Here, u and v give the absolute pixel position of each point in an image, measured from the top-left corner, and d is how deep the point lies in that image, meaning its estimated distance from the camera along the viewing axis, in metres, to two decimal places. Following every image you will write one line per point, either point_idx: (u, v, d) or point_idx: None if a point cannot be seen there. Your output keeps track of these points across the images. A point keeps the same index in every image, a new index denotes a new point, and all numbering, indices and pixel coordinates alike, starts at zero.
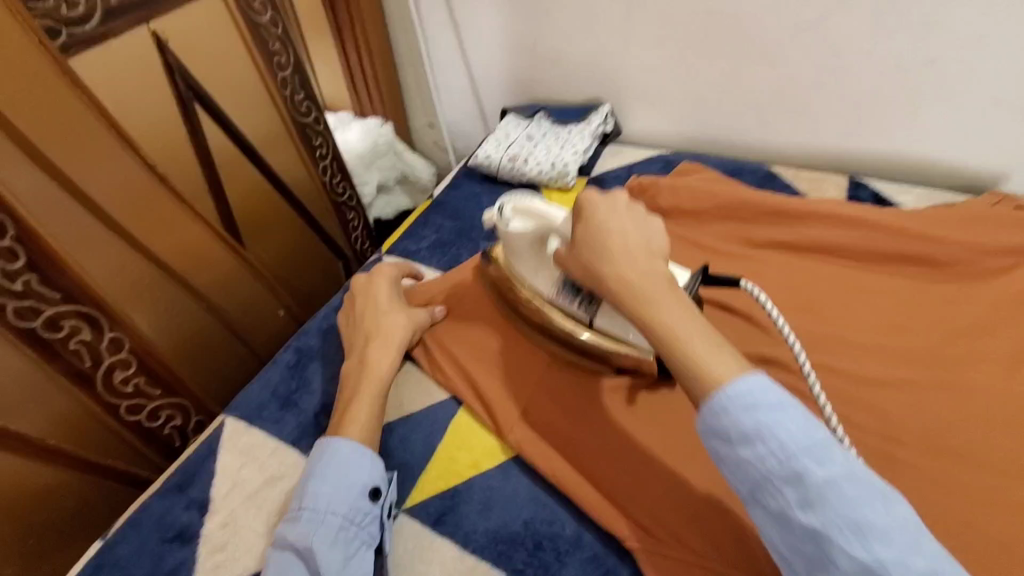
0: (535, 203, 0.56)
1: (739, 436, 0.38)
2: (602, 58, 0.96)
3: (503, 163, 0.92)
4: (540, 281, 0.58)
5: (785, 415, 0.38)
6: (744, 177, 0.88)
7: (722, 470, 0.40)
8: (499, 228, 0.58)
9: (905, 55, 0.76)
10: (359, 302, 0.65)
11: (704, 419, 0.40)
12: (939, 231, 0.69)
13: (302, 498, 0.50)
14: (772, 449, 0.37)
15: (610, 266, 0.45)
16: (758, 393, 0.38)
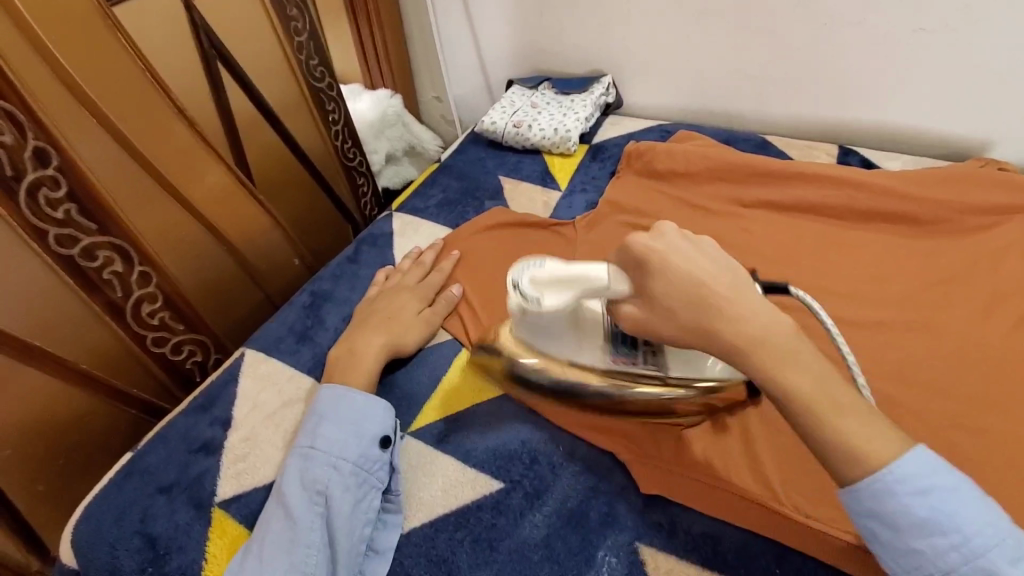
0: (563, 268, 0.49)
1: (913, 525, 0.39)
2: (606, 30, 0.99)
3: (507, 129, 0.96)
4: (585, 355, 0.53)
5: (963, 503, 0.39)
6: (739, 145, 0.92)
7: (887, 557, 0.40)
8: (531, 308, 0.50)
9: (895, 28, 0.79)
10: (380, 302, 0.66)
11: (860, 502, 0.40)
12: (921, 191, 0.73)
13: (312, 439, 0.52)
14: (953, 540, 0.39)
15: (729, 329, 0.39)
16: (935, 479, 0.39)
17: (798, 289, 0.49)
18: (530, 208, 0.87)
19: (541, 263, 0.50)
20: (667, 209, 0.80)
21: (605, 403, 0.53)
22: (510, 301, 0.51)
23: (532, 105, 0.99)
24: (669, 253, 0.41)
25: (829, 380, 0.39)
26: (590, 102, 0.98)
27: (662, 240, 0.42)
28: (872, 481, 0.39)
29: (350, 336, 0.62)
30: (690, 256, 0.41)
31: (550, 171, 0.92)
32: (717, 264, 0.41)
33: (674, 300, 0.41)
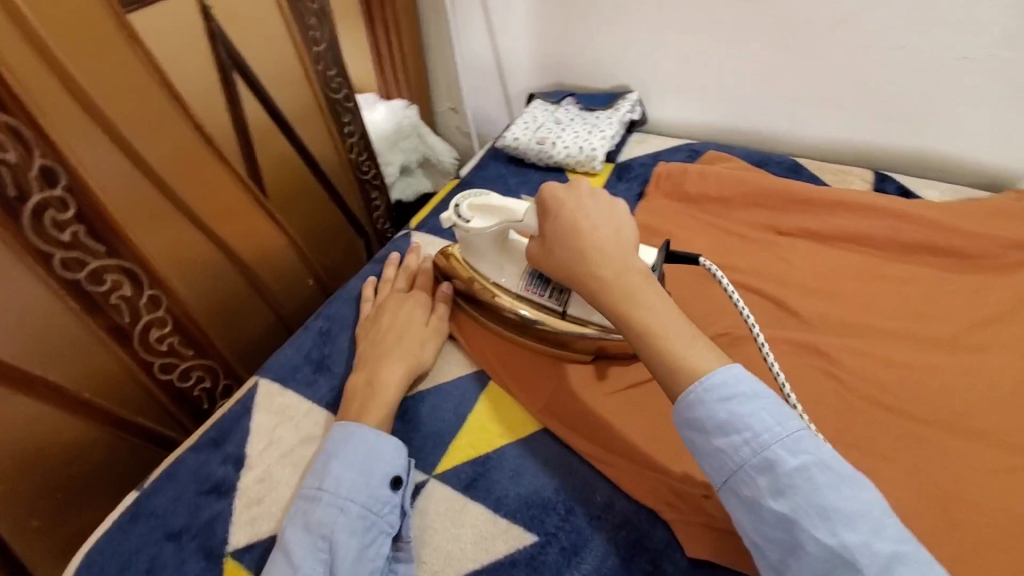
0: (491, 200, 0.61)
1: (715, 425, 0.41)
2: (631, 46, 0.96)
3: (530, 145, 0.92)
4: (505, 277, 0.63)
5: (759, 405, 0.41)
6: (770, 167, 0.89)
7: (701, 461, 0.43)
8: (460, 227, 0.62)
9: (936, 54, 0.76)
10: (386, 319, 0.63)
11: (677, 410, 0.43)
12: (966, 224, 0.70)
13: (321, 479, 0.49)
14: (746, 436, 0.41)
15: (588, 267, 0.49)
16: (731, 383, 0.42)
17: (705, 259, 0.56)
18: None
19: (483, 195, 0.62)
20: (700, 235, 0.77)
21: (515, 325, 0.61)
22: (445, 218, 0.62)
23: (555, 120, 0.96)
24: (567, 199, 0.52)
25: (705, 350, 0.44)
26: (616, 119, 0.95)
27: (568, 189, 0.53)
28: (681, 391, 0.43)
29: (368, 359, 0.59)
30: (584, 206, 0.52)
31: None
32: (608, 216, 0.51)
33: (555, 237, 0.52)
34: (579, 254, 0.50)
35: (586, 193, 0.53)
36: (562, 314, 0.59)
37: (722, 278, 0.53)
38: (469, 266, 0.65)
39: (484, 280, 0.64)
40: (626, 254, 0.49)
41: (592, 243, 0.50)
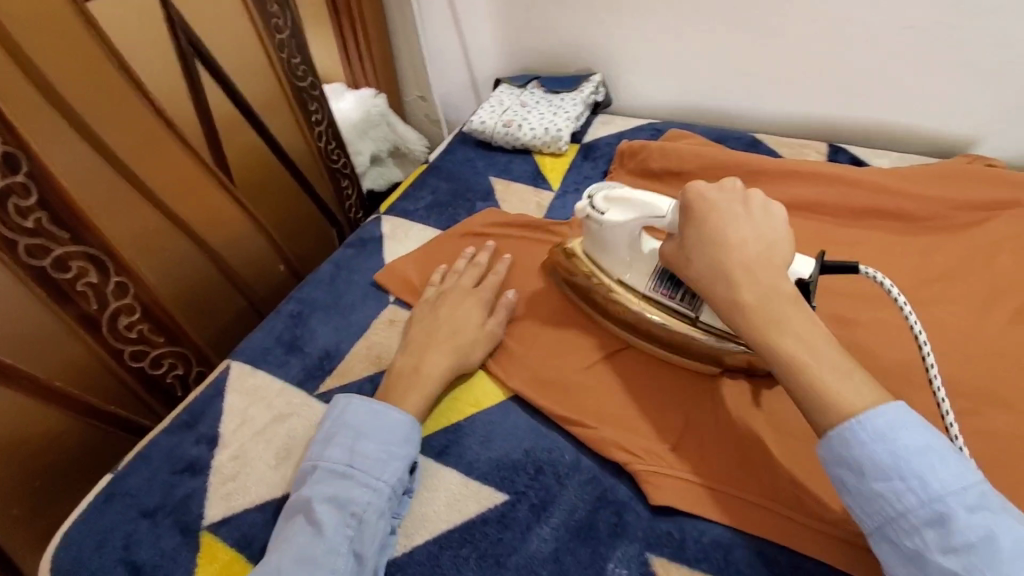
0: (632, 194, 0.57)
1: (874, 468, 0.40)
2: (592, 29, 0.98)
3: (497, 129, 0.94)
4: (633, 277, 0.58)
5: (930, 456, 0.39)
6: (729, 143, 0.92)
7: (851, 501, 0.41)
8: (595, 219, 0.58)
9: (881, 28, 0.79)
10: (443, 312, 0.61)
11: (829, 446, 0.41)
12: (911, 188, 0.73)
13: (351, 458, 0.50)
14: (912, 485, 0.39)
15: (730, 281, 0.45)
16: (897, 427, 0.40)
17: (868, 266, 0.49)
18: (522, 209, 0.84)
19: (618, 187, 0.59)
20: None
21: (645, 332, 0.57)
22: (580, 209, 0.59)
23: (520, 104, 0.98)
24: (717, 204, 0.48)
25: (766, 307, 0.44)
26: (580, 100, 0.97)
27: (717, 194, 0.49)
28: (833, 426, 0.41)
29: (412, 346, 0.58)
30: (734, 213, 0.48)
31: (541, 171, 0.90)
32: (767, 227, 0.47)
33: (696, 244, 0.48)
34: (722, 266, 0.46)
35: (745, 201, 0.48)
36: (694, 321, 0.54)
37: (885, 282, 0.47)
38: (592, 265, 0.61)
39: (607, 278, 0.60)
40: (781, 274, 0.45)
41: (740, 261, 0.45)
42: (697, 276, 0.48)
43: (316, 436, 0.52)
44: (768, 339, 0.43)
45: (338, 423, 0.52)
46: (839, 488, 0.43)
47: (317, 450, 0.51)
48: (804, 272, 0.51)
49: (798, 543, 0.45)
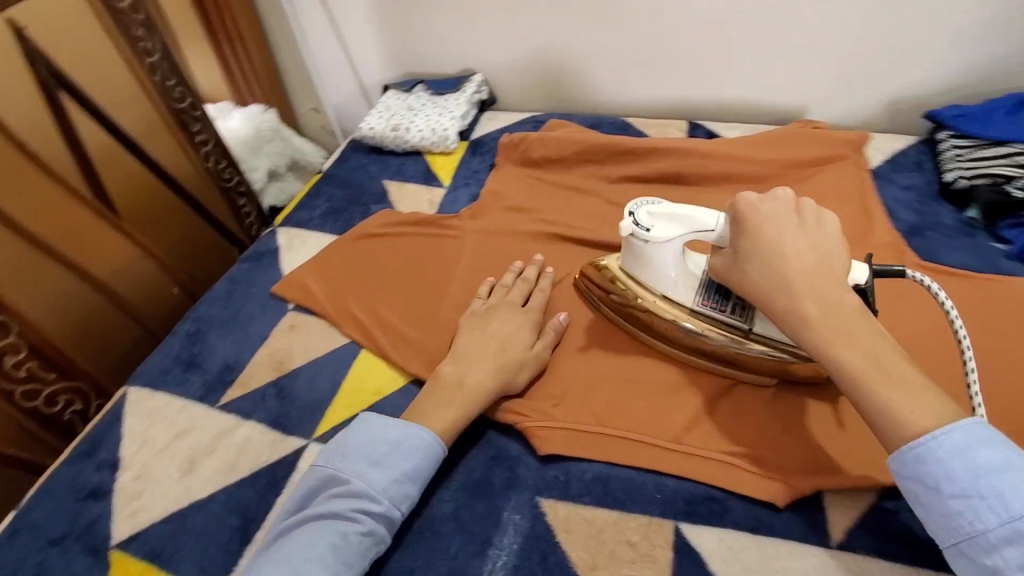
0: (679, 210, 0.56)
1: (952, 487, 0.40)
2: (468, 31, 1.03)
3: (386, 133, 0.97)
4: (680, 292, 0.58)
5: (1013, 477, 0.39)
6: (603, 128, 1.00)
7: (926, 517, 0.42)
8: (638, 236, 0.57)
9: (715, 14, 0.89)
10: (476, 332, 0.60)
11: (903, 464, 0.42)
12: (752, 153, 0.83)
13: (396, 494, 0.50)
14: (993, 505, 0.39)
15: (787, 291, 0.47)
16: (974, 446, 0.40)
17: (914, 272, 0.52)
18: (416, 207, 0.88)
19: (657, 202, 0.59)
20: (542, 194, 0.86)
21: (698, 346, 0.57)
22: (624, 226, 0.58)
23: (407, 108, 1.01)
24: (771, 216, 0.51)
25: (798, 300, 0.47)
26: (464, 100, 1.02)
27: (770, 206, 0.51)
28: (903, 443, 0.42)
29: (460, 360, 0.58)
30: (788, 227, 0.50)
31: (432, 170, 0.94)
32: (819, 239, 0.49)
33: (753, 254, 0.50)
34: (783, 278, 0.48)
35: (797, 214, 0.51)
36: (748, 333, 0.55)
37: (926, 280, 0.51)
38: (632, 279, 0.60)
39: (651, 293, 0.59)
40: (837, 282, 0.47)
41: (793, 271, 0.48)
42: (753, 285, 0.50)
43: (385, 464, 0.50)
44: (836, 352, 0.45)
45: (397, 458, 0.51)
46: (916, 507, 0.44)
47: (384, 484, 0.50)
48: (861, 278, 0.51)
49: (665, 466, 0.52)
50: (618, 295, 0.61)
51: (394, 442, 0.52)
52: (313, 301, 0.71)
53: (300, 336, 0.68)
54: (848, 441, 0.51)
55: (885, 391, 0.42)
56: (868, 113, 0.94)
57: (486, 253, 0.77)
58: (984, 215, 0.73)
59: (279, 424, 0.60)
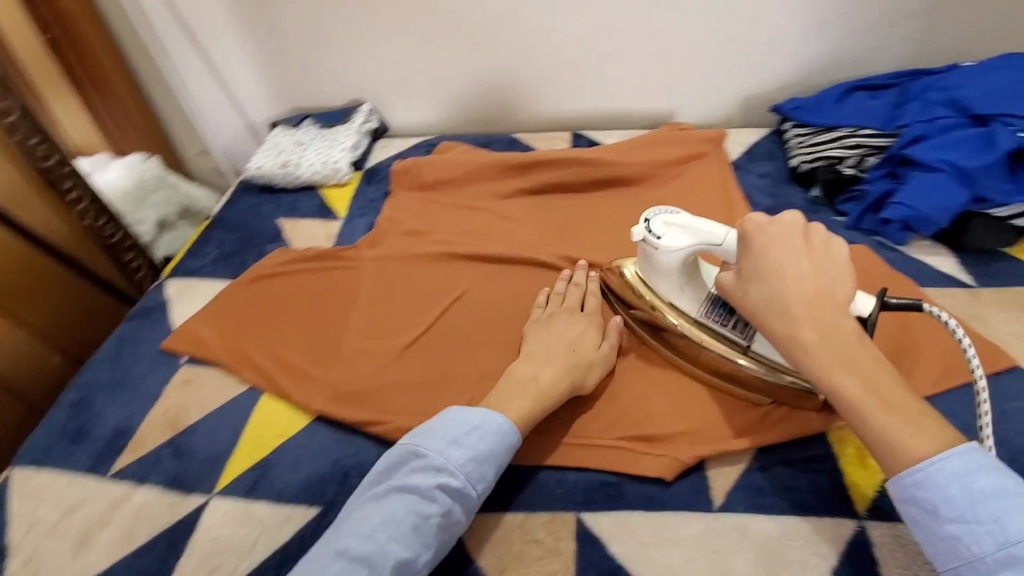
0: (690, 221, 0.57)
1: (950, 511, 0.41)
2: (350, 62, 1.04)
3: (275, 171, 0.96)
4: (684, 301, 0.59)
5: (1009, 502, 0.40)
6: (493, 146, 1.04)
7: (925, 540, 0.43)
8: (649, 243, 0.59)
9: (580, 30, 0.95)
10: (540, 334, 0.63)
11: (904, 488, 0.43)
12: (629, 158, 0.89)
13: (468, 479, 0.50)
14: (989, 529, 0.40)
15: (784, 314, 0.48)
16: (972, 471, 0.41)
17: (933, 306, 0.49)
18: (312, 242, 0.87)
19: (676, 213, 0.59)
20: (439, 215, 0.88)
21: (703, 358, 0.58)
22: (636, 232, 0.60)
23: (296, 143, 1.00)
24: (775, 238, 0.51)
25: (794, 320, 0.47)
26: (354, 131, 1.02)
27: (779, 229, 0.51)
28: (904, 468, 0.43)
29: (523, 362, 0.60)
30: (792, 250, 0.50)
31: (327, 204, 0.94)
32: (824, 265, 0.49)
33: (754, 276, 0.50)
34: (781, 300, 0.48)
35: (806, 237, 0.51)
36: (746, 349, 0.56)
37: (947, 317, 0.48)
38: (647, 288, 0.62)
39: (661, 303, 0.61)
40: (838, 307, 0.47)
41: (797, 297, 0.48)
42: (751, 305, 0.50)
43: (464, 443, 0.51)
44: (831, 373, 0.45)
45: (472, 446, 0.51)
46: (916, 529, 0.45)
47: (461, 462, 0.51)
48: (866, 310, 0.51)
49: (562, 460, 0.56)
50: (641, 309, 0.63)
51: (474, 423, 0.53)
52: (208, 352, 0.69)
53: (194, 389, 0.67)
54: (738, 416, 0.57)
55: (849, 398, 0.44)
56: (727, 111, 1.04)
57: (385, 280, 0.78)
58: (824, 193, 0.83)
59: (177, 483, 0.59)
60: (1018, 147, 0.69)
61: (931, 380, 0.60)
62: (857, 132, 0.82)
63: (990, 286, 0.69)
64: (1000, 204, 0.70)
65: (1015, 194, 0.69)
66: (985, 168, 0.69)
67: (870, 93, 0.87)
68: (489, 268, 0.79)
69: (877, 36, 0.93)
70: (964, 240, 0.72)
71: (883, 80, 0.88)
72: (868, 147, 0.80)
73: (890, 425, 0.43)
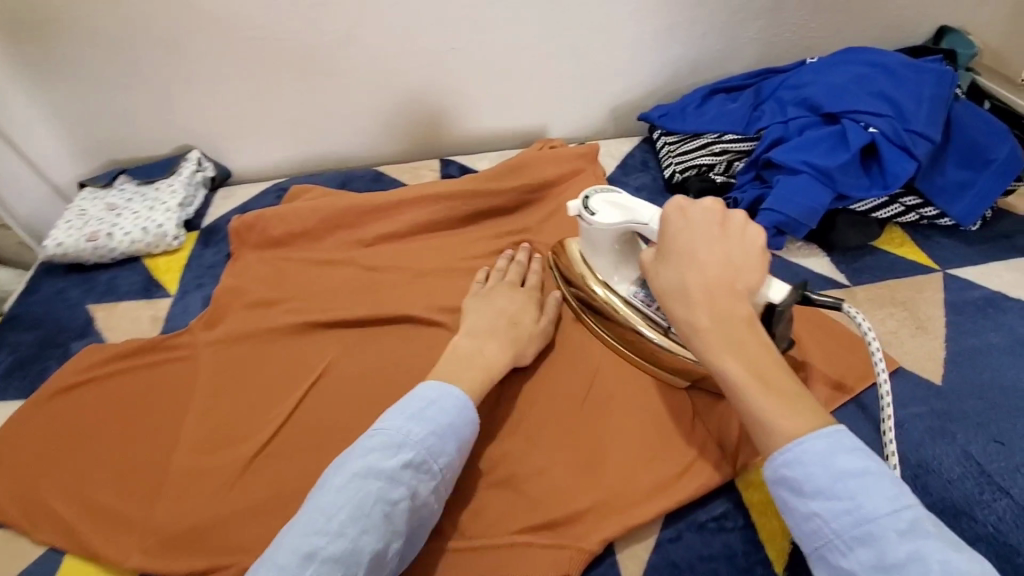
0: (626, 200, 0.59)
1: (815, 491, 0.39)
2: (166, 102, 0.87)
3: (82, 246, 0.78)
4: (618, 278, 0.62)
5: (869, 482, 0.38)
6: (354, 184, 0.92)
7: (792, 523, 0.41)
8: (584, 218, 0.60)
9: (434, 50, 0.87)
10: (479, 304, 0.63)
11: (774, 467, 0.41)
12: (505, 184, 0.81)
13: (433, 455, 0.48)
14: (849, 508, 0.38)
15: (685, 297, 0.46)
16: (835, 452, 0.39)
17: (851, 307, 0.49)
18: (134, 330, 0.72)
19: (618, 193, 0.60)
20: (292, 275, 0.75)
21: (630, 335, 0.60)
22: (574, 207, 0.61)
23: (107, 208, 0.82)
24: (693, 223, 0.48)
25: (698, 301, 0.45)
26: (181, 185, 0.85)
27: (696, 212, 0.49)
28: (775, 447, 0.41)
29: (474, 329, 0.60)
30: (709, 234, 0.47)
31: (154, 277, 0.78)
32: (736, 252, 0.47)
33: (666, 259, 0.48)
34: (688, 281, 0.46)
35: (724, 223, 0.48)
36: (666, 331, 0.58)
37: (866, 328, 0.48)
38: (584, 264, 0.64)
39: (598, 283, 0.63)
40: (739, 295, 0.45)
41: (702, 280, 0.46)
42: (657, 289, 0.48)
43: (422, 419, 0.49)
44: (721, 362, 0.43)
45: (432, 421, 0.49)
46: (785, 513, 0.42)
47: (421, 438, 0.48)
48: (777, 299, 0.48)
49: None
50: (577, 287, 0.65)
51: (428, 399, 0.51)
52: None
53: None
54: (668, 446, 0.55)
55: (732, 371, 0.42)
56: (599, 122, 1.01)
57: (222, 371, 0.64)
58: None
59: None
60: (868, 142, 0.70)
61: (828, 395, 0.59)
62: (721, 138, 0.81)
63: (862, 284, 0.69)
64: (859, 199, 0.71)
65: (871, 189, 0.69)
66: (842, 166, 0.69)
67: (728, 96, 0.87)
68: (355, 335, 0.68)
69: (728, 38, 0.93)
70: (832, 238, 0.72)
71: (738, 80, 0.88)
72: (734, 152, 0.80)
73: (767, 406, 0.41)
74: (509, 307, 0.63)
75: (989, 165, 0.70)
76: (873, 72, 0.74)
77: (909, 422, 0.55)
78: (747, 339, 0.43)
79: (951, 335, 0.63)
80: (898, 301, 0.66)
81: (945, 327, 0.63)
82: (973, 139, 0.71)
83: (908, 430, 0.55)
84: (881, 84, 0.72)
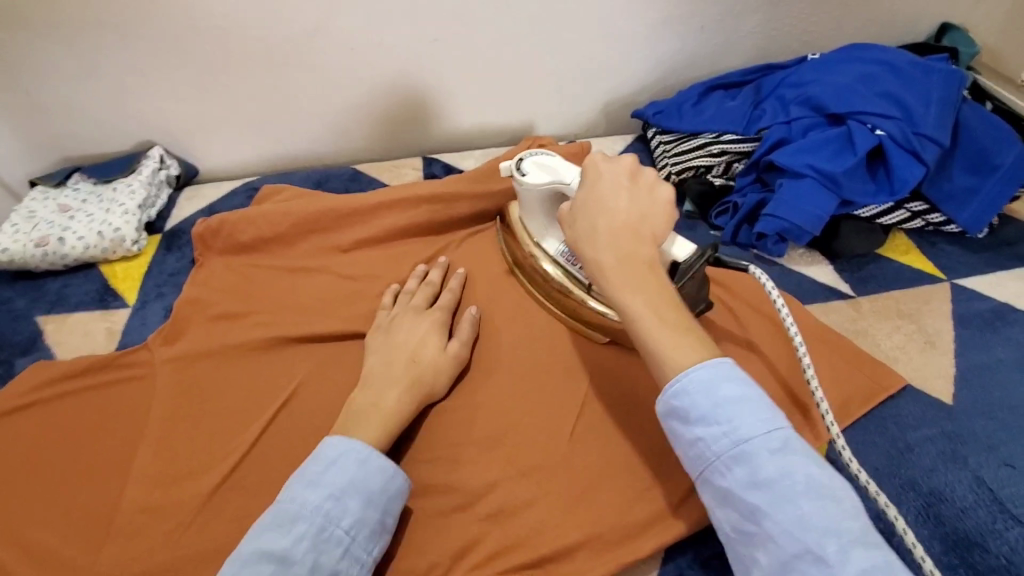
0: (555, 161, 0.59)
1: (698, 417, 0.41)
2: (126, 97, 0.80)
3: (31, 252, 0.72)
4: (550, 238, 0.62)
5: (744, 404, 0.40)
6: (331, 183, 0.87)
7: (679, 448, 0.42)
8: (516, 180, 0.60)
9: (416, 41, 0.81)
10: (384, 337, 0.58)
11: (664, 398, 0.42)
12: (491, 184, 0.75)
13: (335, 519, 0.44)
14: (727, 430, 0.40)
15: (594, 240, 0.47)
16: (718, 377, 0.41)
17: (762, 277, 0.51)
18: (85, 346, 0.67)
19: (549, 155, 0.60)
20: (260, 284, 0.69)
21: (557, 295, 0.61)
22: (507, 167, 0.61)
23: (60, 211, 0.76)
24: (608, 174, 0.49)
25: (607, 242, 0.46)
26: (140, 185, 0.79)
27: (610, 163, 0.50)
28: (665, 377, 0.42)
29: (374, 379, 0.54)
30: (620, 184, 0.49)
31: (110, 286, 0.72)
32: (644, 200, 0.48)
33: (582, 206, 0.49)
34: (599, 226, 0.47)
35: (635, 175, 0.50)
36: (591, 290, 0.59)
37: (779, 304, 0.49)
38: (522, 226, 0.64)
39: (529, 241, 0.63)
40: (645, 240, 0.46)
41: (610, 227, 0.47)
42: (573, 234, 0.49)
43: (317, 482, 0.45)
44: (623, 300, 0.44)
45: (328, 482, 0.45)
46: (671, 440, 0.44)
47: (319, 504, 0.44)
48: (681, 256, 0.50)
49: None
50: (517, 250, 0.65)
51: (326, 458, 0.47)
52: None
53: None
54: (663, 471, 0.52)
55: (635, 308, 0.44)
56: (590, 119, 0.96)
57: (185, 393, 0.59)
58: (698, 206, 0.75)
59: None
60: (875, 145, 0.66)
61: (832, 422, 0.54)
62: (720, 138, 0.76)
63: (868, 295, 0.66)
64: (865, 205, 0.67)
65: (877, 195, 0.66)
66: (847, 171, 0.66)
67: (726, 92, 0.83)
68: (327, 352, 0.62)
69: (726, 32, 0.89)
70: (837, 247, 0.68)
71: (737, 76, 0.84)
72: (733, 153, 0.75)
73: (664, 340, 0.42)
74: (437, 363, 0.56)
75: (996, 171, 0.68)
76: (882, 71, 0.70)
77: (920, 446, 0.53)
78: (652, 282, 0.45)
79: (960, 350, 0.60)
80: (905, 313, 0.63)
81: (954, 341, 0.60)
82: (982, 143, 0.68)
83: (918, 455, 0.52)
84: (888, 85, 0.69)
